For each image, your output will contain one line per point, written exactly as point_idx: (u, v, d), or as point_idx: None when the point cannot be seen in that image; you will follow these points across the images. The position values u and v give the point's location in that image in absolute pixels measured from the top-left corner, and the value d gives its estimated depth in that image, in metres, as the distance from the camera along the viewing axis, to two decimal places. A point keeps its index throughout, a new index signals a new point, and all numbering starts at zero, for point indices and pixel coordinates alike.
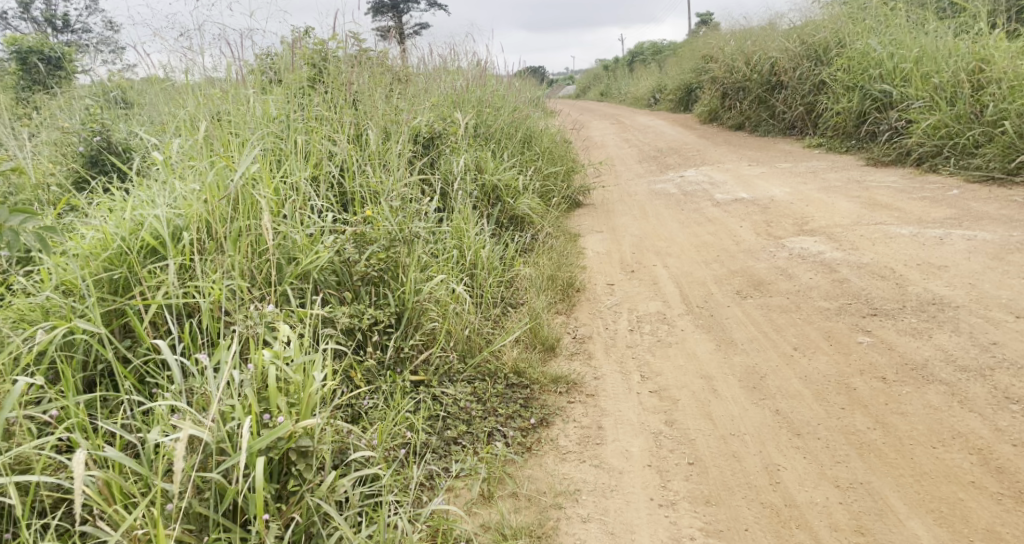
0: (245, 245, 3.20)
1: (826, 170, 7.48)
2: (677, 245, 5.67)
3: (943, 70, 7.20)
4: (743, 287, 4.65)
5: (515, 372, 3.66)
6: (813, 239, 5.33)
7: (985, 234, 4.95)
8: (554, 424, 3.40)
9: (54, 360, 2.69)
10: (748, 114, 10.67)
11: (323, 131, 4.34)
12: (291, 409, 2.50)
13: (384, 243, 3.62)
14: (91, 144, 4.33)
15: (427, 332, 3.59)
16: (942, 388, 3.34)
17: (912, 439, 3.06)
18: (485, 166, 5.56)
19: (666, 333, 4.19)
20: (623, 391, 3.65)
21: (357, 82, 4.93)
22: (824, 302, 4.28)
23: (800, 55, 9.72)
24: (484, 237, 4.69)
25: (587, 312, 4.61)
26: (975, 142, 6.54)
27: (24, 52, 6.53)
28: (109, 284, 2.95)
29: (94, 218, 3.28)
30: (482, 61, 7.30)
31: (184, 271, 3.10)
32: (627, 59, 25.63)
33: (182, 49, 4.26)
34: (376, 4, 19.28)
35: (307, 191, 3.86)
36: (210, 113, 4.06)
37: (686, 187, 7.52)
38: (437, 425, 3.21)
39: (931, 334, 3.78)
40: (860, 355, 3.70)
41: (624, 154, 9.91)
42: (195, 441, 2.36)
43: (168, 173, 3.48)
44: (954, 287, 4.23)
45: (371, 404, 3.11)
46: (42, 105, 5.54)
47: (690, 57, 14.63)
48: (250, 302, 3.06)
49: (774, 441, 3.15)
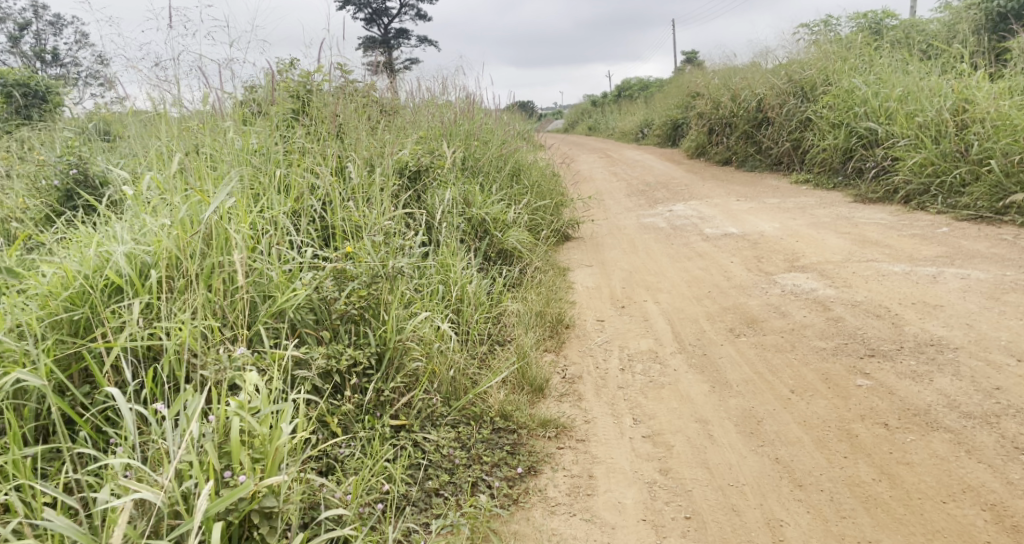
0: (217, 283, 3.05)
1: (815, 205, 7.42)
2: (668, 280, 5.55)
3: (926, 109, 7.19)
4: (736, 325, 4.52)
5: (502, 415, 3.49)
6: (804, 276, 5.22)
7: (978, 273, 4.86)
8: (543, 472, 3.22)
9: (2, 408, 2.52)
10: (735, 149, 10.67)
11: (305, 164, 4.21)
12: (255, 465, 2.36)
13: (364, 279, 3.46)
14: (67, 177, 4.22)
15: (410, 373, 3.42)
16: (947, 436, 3.21)
17: (921, 493, 2.91)
18: (472, 200, 5.46)
19: (658, 374, 4.03)
20: (615, 436, 3.48)
21: (340, 113, 4.79)
22: (819, 342, 4.15)
23: (786, 91, 9.72)
24: (471, 272, 4.56)
25: (577, 350, 4.44)
26: (960, 181, 6.52)
27: (10, 85, 6.42)
28: (68, 324, 2.79)
29: (56, 255, 3.10)
30: (470, 94, 7.22)
31: (150, 310, 2.95)
32: (614, 94, 25.82)
33: (158, 81, 4.10)
34: (368, 41, 19.38)
35: (285, 226, 3.69)
36: (186, 146, 3.92)
37: (676, 221, 7.44)
38: (418, 475, 3.04)
39: (932, 378, 3.65)
40: (860, 399, 3.55)
41: (613, 187, 9.86)
42: (147, 502, 2.23)
43: (139, 208, 3.32)
44: (951, 328, 4.11)
45: (347, 453, 2.95)
46: (22, 138, 5.40)
47: (677, 94, 14.74)
48: (220, 345, 2.92)
49: (775, 493, 3.00)
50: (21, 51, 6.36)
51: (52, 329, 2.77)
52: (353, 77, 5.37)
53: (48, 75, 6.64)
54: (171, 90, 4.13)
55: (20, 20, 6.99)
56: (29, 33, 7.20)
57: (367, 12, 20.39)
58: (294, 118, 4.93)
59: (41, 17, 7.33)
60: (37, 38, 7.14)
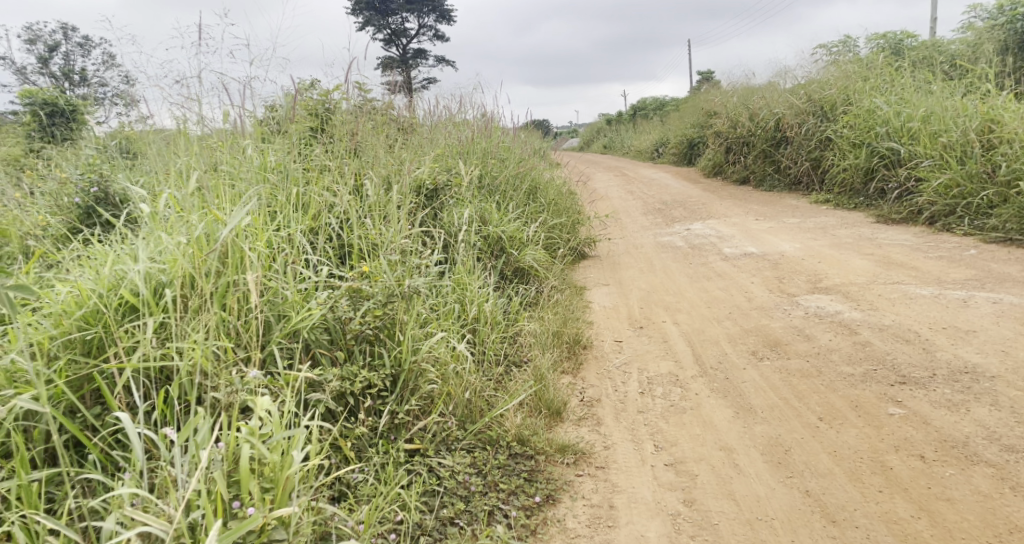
0: (232, 302, 2.96)
1: (837, 225, 7.26)
2: (687, 300, 5.41)
3: (951, 129, 7.04)
4: (759, 348, 4.36)
5: (519, 440, 3.35)
6: (828, 297, 5.06)
7: (1010, 298, 4.69)
8: (561, 501, 3.09)
9: (10, 431, 2.43)
10: (753, 169, 10.52)
11: (323, 182, 4.12)
12: (265, 495, 2.29)
13: (380, 298, 3.36)
14: (88, 196, 4.12)
15: (426, 394, 3.31)
16: (989, 471, 3.05)
17: (964, 534, 2.77)
18: (489, 218, 5.36)
19: (679, 398, 3.88)
20: (636, 463, 3.34)
21: (359, 131, 4.71)
22: (847, 368, 3.98)
23: (806, 111, 9.59)
24: (488, 290, 4.45)
25: (595, 372, 4.30)
26: (988, 203, 6.35)
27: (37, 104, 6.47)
28: (81, 344, 2.70)
29: (72, 273, 3.02)
30: (488, 113, 7.14)
31: (164, 330, 2.86)
32: (629, 113, 25.76)
33: (180, 98, 4.05)
34: (387, 61, 19.49)
35: (301, 244, 3.60)
36: (206, 163, 3.85)
37: (694, 240, 7.31)
38: (433, 503, 2.92)
39: (969, 408, 3.48)
40: (893, 429, 3.39)
41: (630, 206, 9.74)
42: (152, 534, 2.16)
43: (155, 226, 3.22)
44: (986, 354, 3.95)
45: (360, 479, 2.85)
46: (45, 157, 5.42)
47: (694, 112, 14.65)
48: (233, 366, 2.83)
49: (807, 529, 2.86)
50: (49, 71, 6.37)
51: (64, 349, 2.68)
52: (372, 95, 5.30)
53: (73, 94, 6.67)
54: (193, 108, 4.08)
55: (49, 41, 7.03)
56: (58, 53, 7.24)
57: (387, 33, 20.50)
58: (312, 135, 4.88)
59: (70, 38, 7.37)
60: (65, 58, 7.17)
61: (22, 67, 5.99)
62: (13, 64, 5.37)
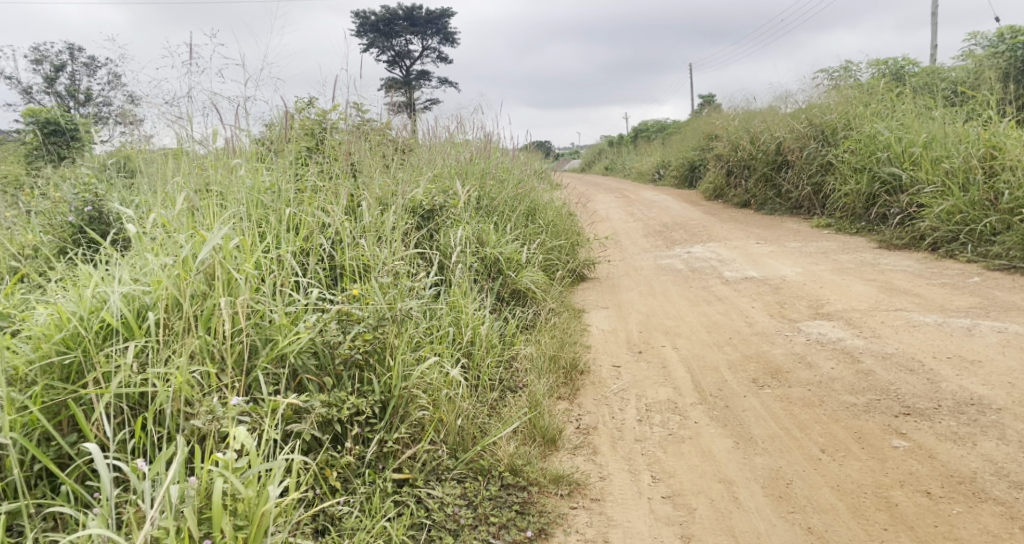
0: (216, 326, 2.87)
1: (838, 250, 7.18)
2: (687, 324, 5.31)
3: (953, 156, 6.98)
4: (759, 376, 4.26)
5: (511, 470, 3.24)
6: (830, 324, 4.97)
7: (1015, 327, 4.59)
8: (554, 536, 2.98)
9: None
10: (755, 192, 10.46)
11: (317, 202, 4.04)
12: (238, 532, 2.21)
13: (371, 322, 3.25)
14: (82, 214, 4.11)
15: (416, 422, 3.21)
16: (999, 509, 2.94)
17: None
18: (486, 239, 5.28)
19: (678, 426, 3.78)
20: (632, 495, 3.23)
21: (354, 152, 4.65)
22: (850, 397, 3.88)
23: (807, 135, 9.54)
24: (484, 314, 4.37)
25: (592, 398, 4.20)
26: (991, 230, 6.27)
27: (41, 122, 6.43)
28: (60, 369, 2.61)
29: (54, 295, 2.94)
30: (488, 134, 7.09)
31: (146, 355, 2.77)
32: (631, 134, 25.78)
33: (169, 117, 3.97)
34: (392, 82, 19.51)
35: (292, 266, 3.51)
36: (197, 183, 3.78)
37: (694, 263, 7.22)
38: (419, 537, 2.83)
39: (976, 442, 3.38)
40: (897, 462, 3.29)
41: (630, 228, 9.67)
42: None
43: (141, 247, 3.14)
44: (992, 386, 3.84)
45: (344, 511, 2.76)
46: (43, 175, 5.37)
47: (695, 135, 14.62)
48: (213, 394, 2.75)
49: None
50: (54, 90, 6.34)
51: (42, 374, 2.60)
52: (370, 115, 5.25)
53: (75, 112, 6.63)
54: (184, 128, 4.00)
55: (54, 61, 7.01)
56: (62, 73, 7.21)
57: (391, 54, 20.55)
58: (307, 154, 4.81)
59: (76, 58, 7.35)
60: (71, 78, 7.15)
61: (25, 86, 5.96)
62: (14, 83, 5.33)
